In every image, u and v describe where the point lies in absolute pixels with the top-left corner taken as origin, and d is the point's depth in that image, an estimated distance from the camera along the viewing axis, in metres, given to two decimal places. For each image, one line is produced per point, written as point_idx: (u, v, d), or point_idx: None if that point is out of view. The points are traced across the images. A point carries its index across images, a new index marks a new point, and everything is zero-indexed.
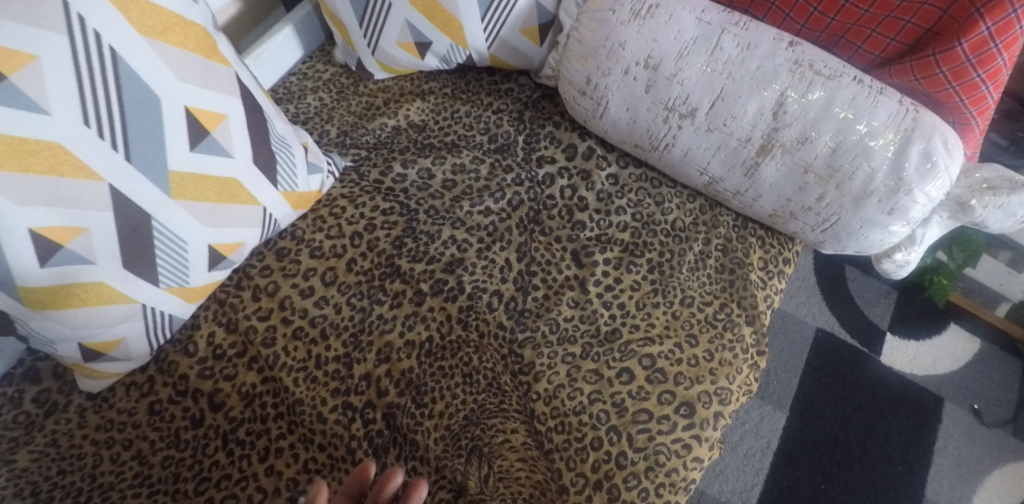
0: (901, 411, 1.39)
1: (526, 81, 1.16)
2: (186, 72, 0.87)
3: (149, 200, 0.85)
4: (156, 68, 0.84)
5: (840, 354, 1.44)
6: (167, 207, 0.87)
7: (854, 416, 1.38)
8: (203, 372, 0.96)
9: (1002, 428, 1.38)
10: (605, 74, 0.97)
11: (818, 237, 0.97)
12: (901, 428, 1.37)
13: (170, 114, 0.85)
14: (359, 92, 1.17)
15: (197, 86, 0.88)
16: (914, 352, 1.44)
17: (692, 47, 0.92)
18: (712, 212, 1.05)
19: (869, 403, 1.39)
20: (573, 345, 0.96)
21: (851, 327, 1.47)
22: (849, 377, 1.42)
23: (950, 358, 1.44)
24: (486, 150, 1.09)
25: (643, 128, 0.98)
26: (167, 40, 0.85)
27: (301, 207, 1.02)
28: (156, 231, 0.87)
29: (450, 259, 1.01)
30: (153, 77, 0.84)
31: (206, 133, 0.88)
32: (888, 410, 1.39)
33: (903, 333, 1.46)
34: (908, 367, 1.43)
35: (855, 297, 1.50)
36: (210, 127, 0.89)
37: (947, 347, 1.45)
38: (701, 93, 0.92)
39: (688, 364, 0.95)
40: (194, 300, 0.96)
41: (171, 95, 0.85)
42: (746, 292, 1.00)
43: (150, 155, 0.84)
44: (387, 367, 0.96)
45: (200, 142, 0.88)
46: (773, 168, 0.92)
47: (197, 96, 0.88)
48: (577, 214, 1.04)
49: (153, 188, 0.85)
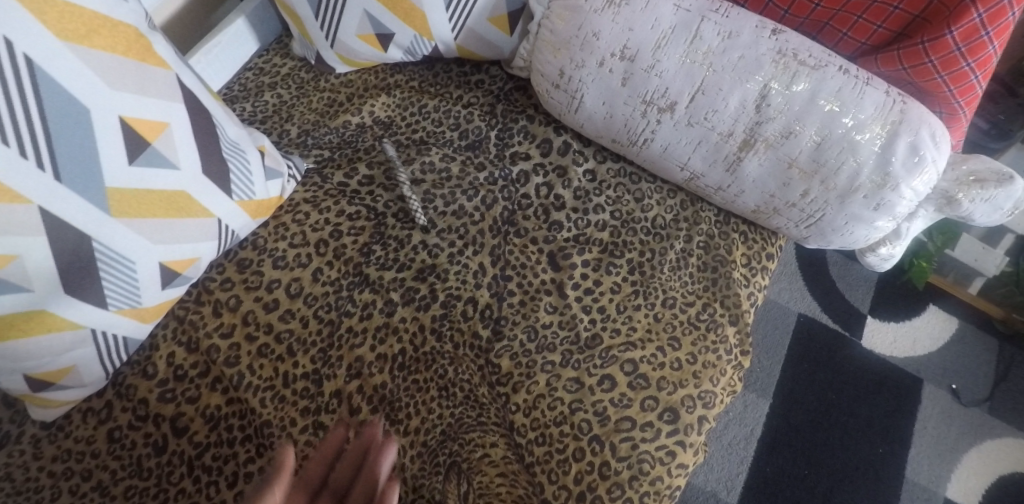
0: (881, 393, 1.38)
1: (497, 71, 1.10)
2: (117, 79, 0.80)
3: (87, 220, 0.79)
4: (83, 76, 0.77)
5: (822, 338, 1.42)
6: (108, 226, 0.81)
7: (835, 399, 1.37)
8: (164, 395, 0.91)
9: (979, 407, 1.38)
10: (579, 66, 0.91)
11: (803, 233, 0.93)
12: (881, 410, 1.37)
13: (103, 127, 0.79)
14: (319, 87, 1.10)
15: (131, 93, 0.81)
16: (895, 334, 1.44)
17: (671, 36, 0.87)
18: (693, 208, 1.00)
19: (850, 387, 1.38)
20: (552, 353, 0.92)
21: (832, 310, 1.45)
22: (831, 361, 1.40)
23: (931, 338, 1.43)
24: (457, 147, 1.04)
25: (620, 122, 0.93)
26: (93, 44, 0.78)
27: (261, 215, 0.96)
28: (98, 252, 0.81)
29: (421, 266, 0.97)
30: (80, 87, 0.77)
31: (147, 144, 0.82)
32: (868, 393, 1.38)
33: (884, 315, 1.45)
34: (889, 349, 1.42)
35: (835, 279, 1.49)
36: (151, 137, 0.82)
37: (927, 327, 1.44)
38: (680, 86, 0.87)
39: (670, 368, 0.91)
40: (150, 320, 0.90)
41: (102, 105, 0.78)
42: (729, 290, 0.96)
43: (83, 172, 0.78)
44: (359, 383, 0.91)
45: (140, 154, 0.82)
46: (756, 164, 0.88)
47: (133, 105, 0.81)
48: (553, 213, 0.99)
49: (89, 207, 0.79)
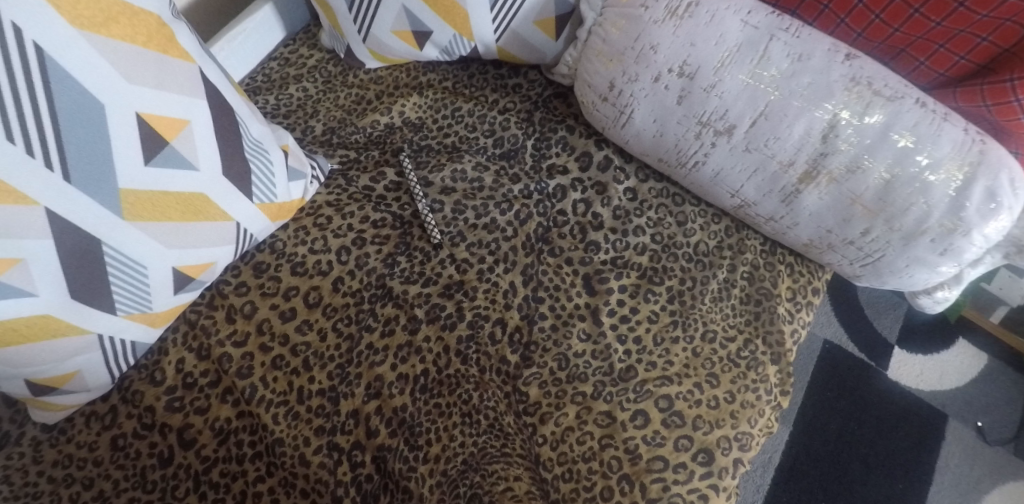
0: (904, 427, 1.32)
1: (537, 76, 1.03)
2: (135, 72, 0.74)
3: (97, 223, 0.75)
4: (99, 68, 0.72)
5: (846, 366, 1.37)
6: (120, 229, 0.76)
7: (857, 431, 1.31)
8: (172, 404, 0.86)
9: (1004, 447, 1.31)
10: (632, 80, 0.86)
11: (856, 270, 0.87)
12: (904, 445, 1.31)
13: (118, 123, 0.74)
14: (347, 82, 1.04)
15: (150, 87, 0.76)
16: (922, 367, 1.38)
17: (736, 55, 0.81)
18: (738, 235, 0.95)
19: (873, 419, 1.33)
20: (584, 383, 0.87)
21: (859, 338, 1.40)
22: (856, 391, 1.35)
23: (957, 372, 1.37)
24: (491, 155, 0.98)
25: (671, 142, 0.87)
26: (111, 33, 0.73)
27: (280, 218, 0.91)
28: (108, 256, 0.76)
29: (448, 281, 0.91)
30: (95, 80, 0.72)
31: (165, 143, 0.77)
32: (890, 426, 1.32)
33: (912, 346, 1.39)
34: (914, 381, 1.36)
35: (863, 306, 1.44)
36: (170, 136, 0.77)
37: (955, 361, 1.38)
38: (742, 109, 0.81)
39: (707, 406, 0.87)
40: (160, 325, 0.86)
41: (119, 100, 0.73)
42: (773, 326, 0.91)
43: (94, 173, 0.73)
44: (378, 403, 0.86)
45: (157, 154, 0.77)
46: (815, 197, 0.82)
47: (151, 101, 0.76)
48: (591, 233, 0.93)
49: (101, 209, 0.74)
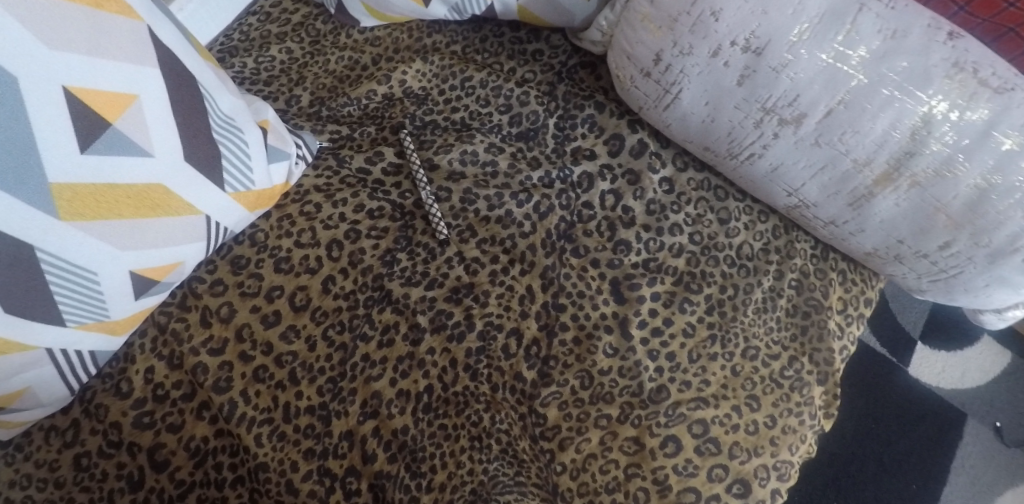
0: (924, 423, 1.19)
1: (560, 41, 0.90)
2: (59, 35, 0.61)
3: (25, 226, 0.62)
4: (13, 34, 0.58)
5: (867, 363, 1.22)
6: (55, 231, 0.63)
7: (873, 428, 1.18)
8: (141, 420, 0.75)
9: None
10: (684, 53, 0.72)
11: (922, 285, 0.77)
12: (923, 442, 1.17)
13: (41, 102, 0.60)
14: (338, 43, 0.91)
15: (81, 53, 0.62)
16: (944, 363, 1.23)
17: (815, 27, 0.67)
18: (787, 236, 0.84)
19: (890, 417, 1.19)
20: (609, 405, 0.77)
21: (880, 332, 1.25)
22: (873, 388, 1.21)
23: (981, 371, 1.22)
24: (506, 135, 0.86)
25: (723, 129, 0.75)
26: None
27: (260, 207, 0.79)
28: (43, 263, 0.64)
29: (456, 283, 0.80)
30: (8, 49, 0.58)
31: (107, 125, 0.64)
32: (910, 421, 1.19)
33: (936, 342, 1.24)
34: (935, 379, 1.22)
35: (887, 298, 1.29)
36: (112, 115, 0.64)
37: (979, 359, 1.23)
38: (818, 95, 0.68)
39: (745, 431, 0.77)
40: (122, 333, 0.74)
41: (40, 73, 0.60)
42: (822, 344, 0.80)
43: (13, 165, 0.60)
44: (375, 424, 0.76)
45: (97, 138, 0.64)
46: (891, 202, 0.71)
47: (86, 72, 0.62)
48: (620, 230, 0.81)
49: (28, 209, 0.61)
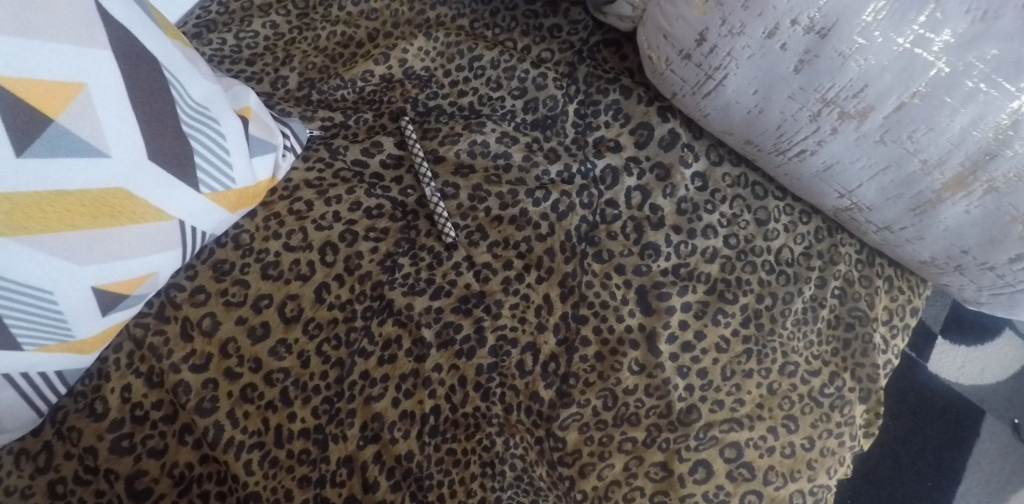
0: (943, 421, 1.02)
1: (580, 15, 0.83)
2: None
3: None
4: None
5: None
6: None
7: (887, 424, 1.02)
8: (119, 444, 0.65)
9: None
10: (734, 33, 0.63)
11: (981, 297, 0.70)
12: (943, 441, 1.00)
13: None
14: (330, 17, 0.83)
15: (12, 34, 0.51)
16: (964, 358, 1.05)
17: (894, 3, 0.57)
18: (830, 239, 0.77)
19: (906, 412, 1.02)
20: (634, 427, 0.69)
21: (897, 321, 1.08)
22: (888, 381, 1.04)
23: (1002, 367, 1.05)
24: (521, 123, 0.79)
25: (773, 120, 0.66)
26: None
27: (244, 206, 0.70)
28: None
29: (465, 292, 0.72)
30: None
31: (48, 122, 0.54)
32: (929, 418, 1.02)
33: (955, 336, 1.06)
34: (954, 374, 1.04)
35: None
36: (53, 110, 0.54)
37: (1002, 354, 1.05)
38: (889, 86, 0.59)
39: (781, 454, 0.69)
40: (91, 350, 0.65)
41: None
42: (865, 359, 0.73)
43: None
44: (377, 449, 0.67)
45: (38, 136, 0.53)
46: (960, 209, 0.63)
47: (17, 60, 0.52)
48: (648, 233, 0.74)
49: None
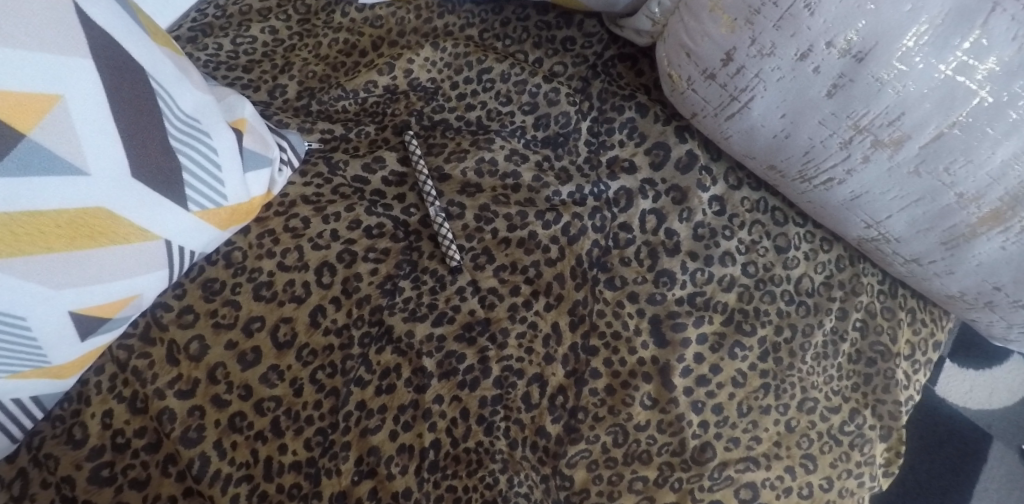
0: (951, 448, 0.95)
1: (595, 27, 0.79)
2: None
3: None
4: None
5: None
6: None
7: None
8: (98, 475, 0.60)
9: None
10: (764, 53, 0.59)
11: (1009, 334, 0.67)
12: (951, 470, 0.94)
13: None
14: (332, 23, 0.79)
15: None
16: (972, 382, 0.99)
17: (937, 26, 0.53)
18: (852, 269, 0.73)
19: (913, 437, 0.96)
20: (646, 466, 0.65)
21: None
22: None
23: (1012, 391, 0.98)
24: (531, 140, 0.75)
25: (800, 146, 0.62)
26: None
27: (236, 224, 0.65)
28: None
29: (469, 319, 0.68)
30: None
31: (20, 137, 0.49)
32: (936, 444, 0.95)
33: (964, 359, 1.00)
34: (962, 399, 0.98)
35: None
36: (24, 124, 0.49)
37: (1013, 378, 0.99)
38: (927, 115, 0.56)
39: (799, 496, 0.66)
40: (68, 375, 0.60)
41: None
42: (887, 395, 0.70)
43: None
44: (373, 485, 0.63)
45: (9, 152, 0.49)
46: (996, 245, 0.59)
47: None
48: (662, 259, 0.71)
49: None
